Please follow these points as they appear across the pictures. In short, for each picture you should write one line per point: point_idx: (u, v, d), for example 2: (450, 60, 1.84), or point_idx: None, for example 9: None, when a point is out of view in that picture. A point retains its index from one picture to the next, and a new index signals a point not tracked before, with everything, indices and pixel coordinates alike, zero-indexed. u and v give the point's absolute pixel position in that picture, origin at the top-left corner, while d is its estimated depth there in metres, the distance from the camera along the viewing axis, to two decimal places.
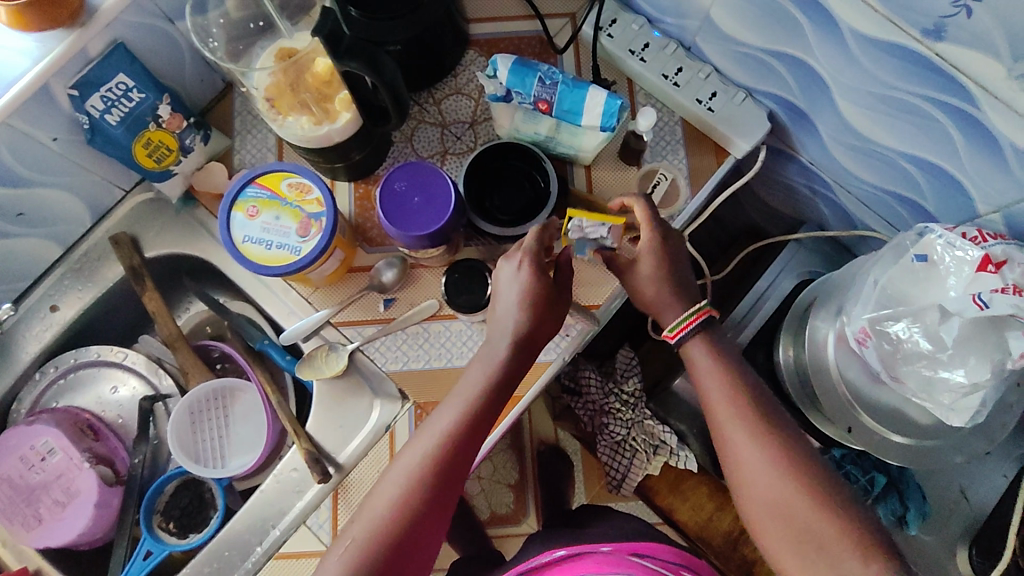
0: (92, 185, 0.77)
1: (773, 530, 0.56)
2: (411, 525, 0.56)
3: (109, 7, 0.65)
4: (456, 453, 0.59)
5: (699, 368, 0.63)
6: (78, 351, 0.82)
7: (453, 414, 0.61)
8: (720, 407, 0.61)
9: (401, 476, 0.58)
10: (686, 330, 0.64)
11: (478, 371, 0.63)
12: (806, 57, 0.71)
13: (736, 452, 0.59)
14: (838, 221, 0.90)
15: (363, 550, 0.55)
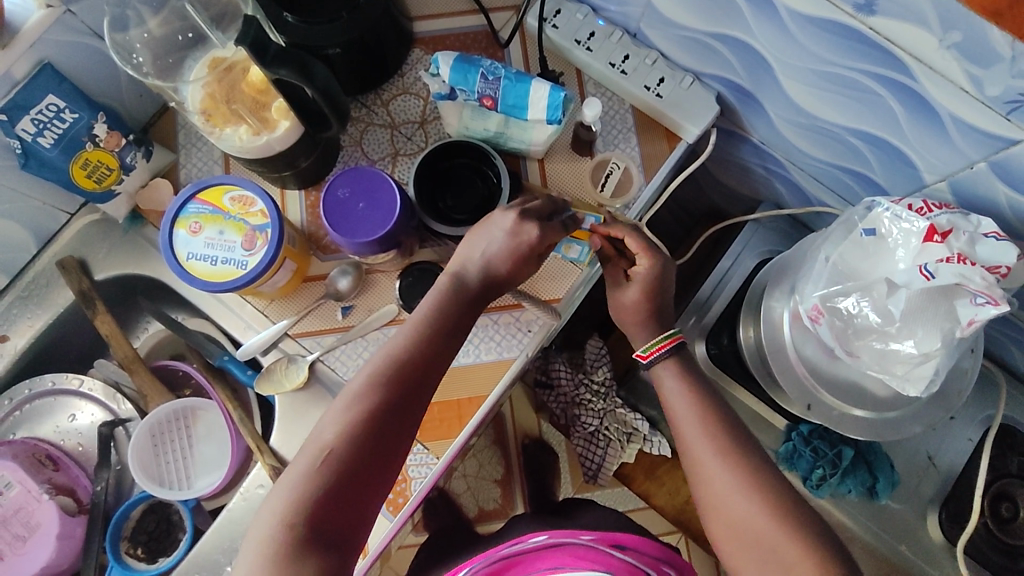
0: (34, 211, 0.76)
1: (738, 545, 0.57)
2: (367, 455, 0.54)
3: (31, 27, 0.64)
4: (412, 381, 0.58)
5: (669, 392, 0.66)
6: (33, 381, 0.80)
7: (405, 342, 0.59)
8: (691, 430, 0.63)
9: (353, 402, 0.56)
10: (658, 352, 0.67)
11: (430, 304, 0.62)
12: (747, 38, 0.70)
13: (706, 477, 0.60)
14: (793, 198, 0.90)
15: (314, 480, 0.52)
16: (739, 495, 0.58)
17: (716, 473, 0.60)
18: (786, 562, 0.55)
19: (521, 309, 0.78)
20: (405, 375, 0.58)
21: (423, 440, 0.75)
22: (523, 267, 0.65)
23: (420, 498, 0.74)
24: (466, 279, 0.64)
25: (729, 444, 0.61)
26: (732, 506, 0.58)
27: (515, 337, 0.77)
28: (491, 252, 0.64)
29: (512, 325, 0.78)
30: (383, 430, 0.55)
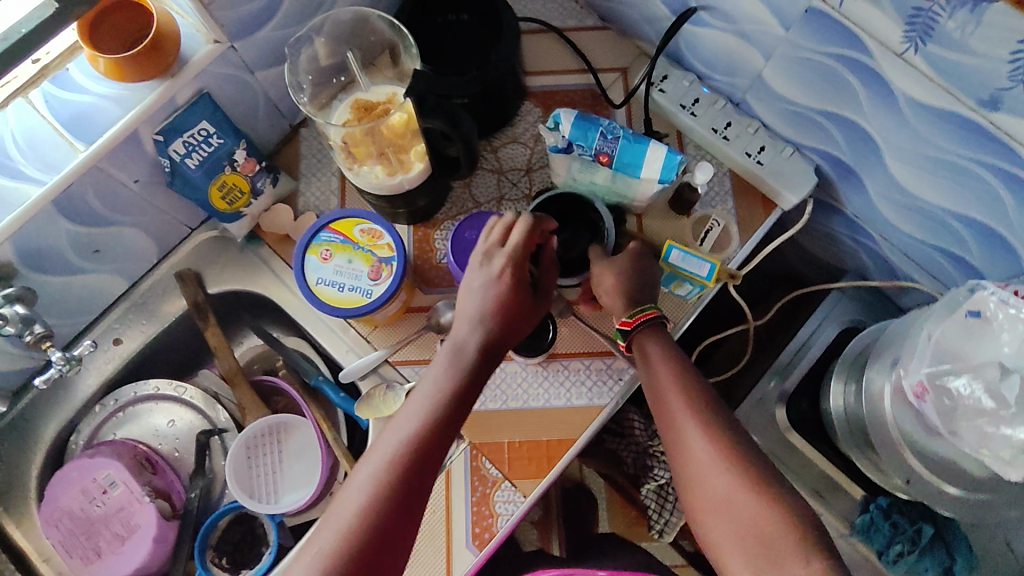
0: (163, 225, 0.80)
1: (715, 522, 0.57)
2: (374, 550, 0.53)
3: (199, 59, 0.68)
4: (423, 463, 0.56)
5: (646, 356, 0.66)
6: (138, 385, 0.84)
7: (415, 421, 0.58)
8: (665, 371, 0.64)
9: (363, 495, 0.54)
10: (641, 321, 0.68)
11: (442, 371, 0.61)
12: (858, 117, 0.74)
13: (670, 417, 0.62)
14: (879, 270, 0.92)
15: (330, 562, 0.51)
16: (692, 433, 0.60)
17: (682, 419, 0.61)
18: (768, 541, 0.54)
19: (612, 357, 0.81)
20: (417, 458, 0.56)
21: (513, 477, 0.77)
22: (514, 317, 0.64)
23: (505, 535, 0.76)
24: (470, 344, 0.62)
25: (692, 394, 0.62)
26: (692, 449, 0.60)
27: (607, 383, 0.80)
28: (483, 303, 0.63)
29: (603, 372, 0.80)
30: (389, 521, 0.54)
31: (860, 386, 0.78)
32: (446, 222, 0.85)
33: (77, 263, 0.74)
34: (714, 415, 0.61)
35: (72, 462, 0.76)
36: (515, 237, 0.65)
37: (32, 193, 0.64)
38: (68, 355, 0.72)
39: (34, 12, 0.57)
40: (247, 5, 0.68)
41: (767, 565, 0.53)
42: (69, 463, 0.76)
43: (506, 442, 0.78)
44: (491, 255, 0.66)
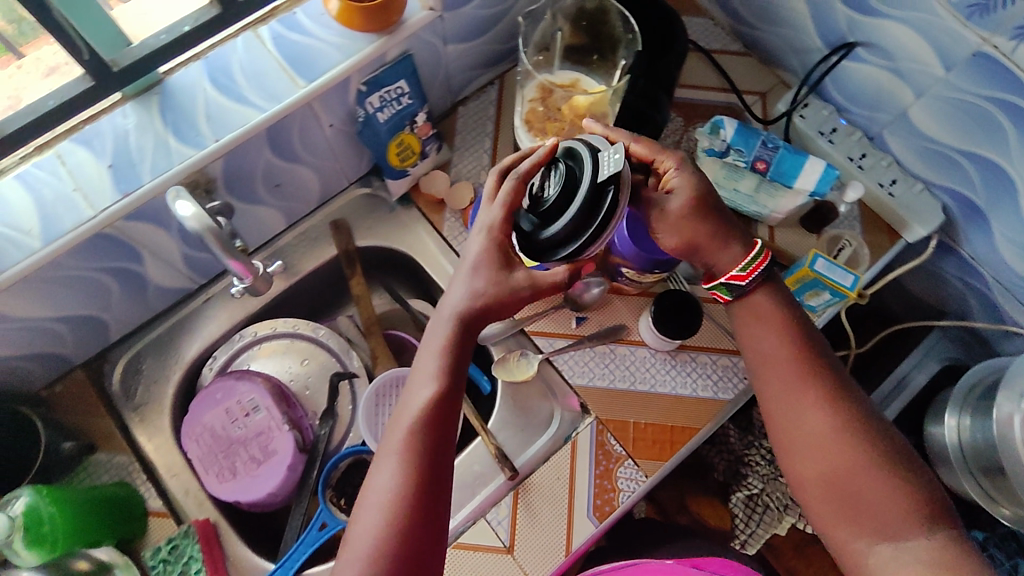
0: (332, 172, 0.84)
1: (825, 490, 0.64)
2: (416, 532, 0.57)
3: (415, 21, 0.74)
4: (431, 458, 0.60)
5: (763, 311, 0.71)
6: (276, 322, 0.87)
7: (411, 421, 0.61)
8: (772, 337, 0.70)
9: (388, 491, 0.58)
10: (756, 270, 0.69)
11: (428, 364, 0.63)
12: (999, 160, 0.79)
13: (786, 389, 0.68)
14: (982, 313, 0.96)
15: (380, 556, 0.55)
16: (812, 410, 0.66)
17: (805, 398, 0.67)
18: (878, 514, 0.62)
19: (739, 356, 0.83)
20: (423, 457, 0.59)
21: (637, 456, 0.78)
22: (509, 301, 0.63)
23: (624, 510, 0.77)
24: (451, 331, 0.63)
25: (808, 365, 0.68)
26: (811, 421, 0.66)
27: (733, 380, 0.82)
28: (468, 294, 0.63)
29: (729, 369, 0.83)
30: (419, 518, 0.57)
31: (983, 415, 0.82)
32: None
33: (260, 193, 0.78)
34: (831, 386, 0.67)
35: (217, 382, 0.78)
36: (500, 199, 0.63)
37: (253, 117, 0.68)
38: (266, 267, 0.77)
39: None
40: None
41: (875, 529, 0.61)
42: (214, 383, 0.78)
43: (631, 422, 0.80)
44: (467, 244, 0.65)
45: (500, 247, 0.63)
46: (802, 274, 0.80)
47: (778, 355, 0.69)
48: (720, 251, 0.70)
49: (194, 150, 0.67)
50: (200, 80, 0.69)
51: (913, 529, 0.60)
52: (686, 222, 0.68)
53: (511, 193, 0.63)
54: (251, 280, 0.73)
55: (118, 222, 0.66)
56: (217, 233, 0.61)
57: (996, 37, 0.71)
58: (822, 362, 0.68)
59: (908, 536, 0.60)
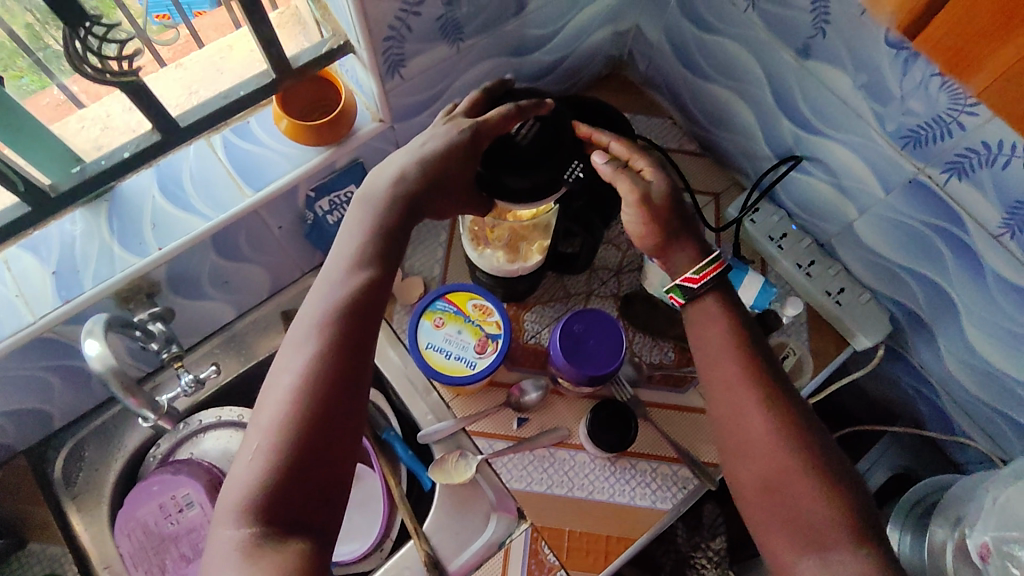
0: (284, 265, 0.87)
1: (762, 499, 0.57)
2: (312, 442, 0.51)
3: (365, 132, 0.76)
4: (355, 331, 0.56)
5: (709, 310, 0.65)
6: (222, 410, 0.88)
7: (332, 302, 0.57)
8: (717, 330, 0.64)
9: (285, 393, 0.52)
10: (708, 275, 0.65)
11: (352, 250, 0.60)
12: (940, 279, 0.79)
13: (727, 383, 0.62)
14: (935, 421, 0.95)
15: (270, 461, 0.50)
16: (750, 407, 0.60)
17: (742, 397, 0.61)
18: (811, 524, 0.55)
19: (679, 464, 0.83)
20: (343, 338, 0.55)
21: (569, 566, 0.78)
22: (435, 175, 0.63)
23: None
24: (390, 190, 0.62)
25: (748, 365, 0.62)
26: (748, 420, 0.60)
27: (670, 489, 0.82)
28: (411, 162, 0.63)
29: (669, 477, 0.82)
30: (334, 395, 0.53)
31: (924, 535, 0.80)
32: (537, 304, 0.90)
33: (208, 289, 0.80)
34: (776, 390, 0.61)
35: (152, 476, 0.79)
36: (493, 117, 0.65)
37: (198, 226, 0.70)
38: (197, 377, 0.78)
39: (254, 77, 0.69)
40: (415, 95, 0.77)
41: (807, 542, 0.54)
42: (149, 478, 0.79)
43: (567, 529, 0.79)
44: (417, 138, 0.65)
45: (436, 176, 0.63)
46: None
47: (722, 349, 0.63)
48: (678, 249, 0.67)
49: (137, 258, 0.68)
50: (150, 187, 0.72)
51: (839, 543, 0.54)
52: (656, 217, 0.66)
53: (502, 120, 0.65)
54: (159, 416, 0.72)
55: (58, 325, 0.67)
56: (123, 377, 0.62)
57: (930, 168, 0.71)
58: (771, 373, 0.62)
59: (839, 555, 0.53)
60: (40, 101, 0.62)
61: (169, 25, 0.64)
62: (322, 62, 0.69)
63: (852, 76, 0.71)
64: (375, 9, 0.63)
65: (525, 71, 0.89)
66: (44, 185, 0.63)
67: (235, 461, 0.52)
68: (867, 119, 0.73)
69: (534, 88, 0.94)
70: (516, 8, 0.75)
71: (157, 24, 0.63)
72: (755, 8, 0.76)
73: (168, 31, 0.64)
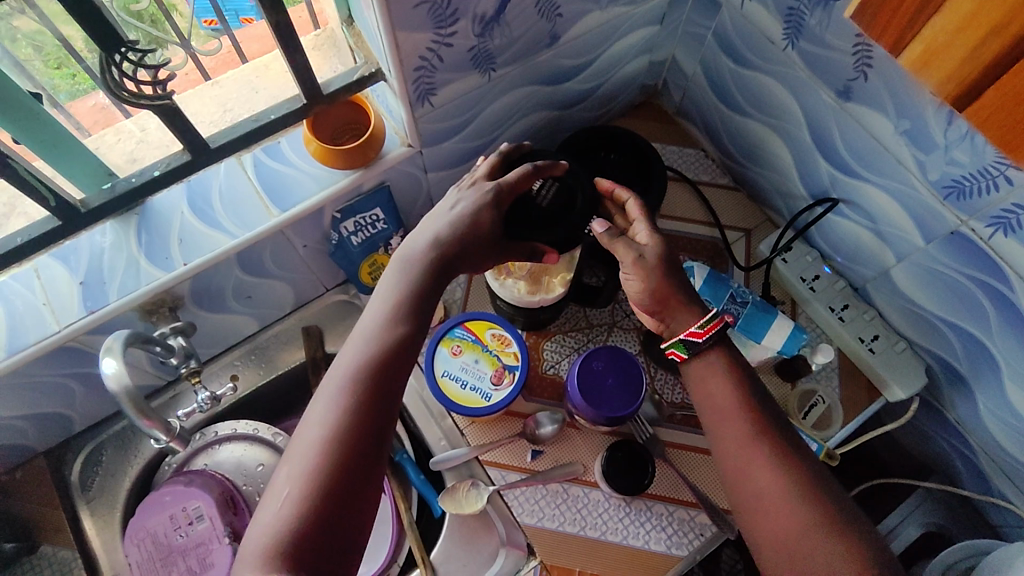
0: (306, 282, 0.87)
1: (779, 561, 0.54)
2: (338, 494, 0.51)
3: (394, 155, 0.77)
4: (383, 388, 0.56)
5: (711, 371, 0.63)
6: (237, 423, 0.88)
7: (363, 354, 0.57)
8: (725, 388, 0.62)
9: (315, 442, 0.52)
10: (713, 330, 0.63)
11: (386, 305, 0.60)
12: (982, 336, 0.76)
13: (734, 444, 0.60)
14: (972, 481, 0.90)
15: (296, 509, 0.49)
16: (758, 470, 0.58)
17: (748, 456, 0.58)
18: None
19: (697, 510, 0.80)
20: (371, 394, 0.55)
21: None
22: (466, 236, 0.64)
23: None
24: (426, 252, 0.63)
25: (756, 423, 0.60)
26: (756, 473, 0.58)
27: (687, 535, 0.79)
28: (448, 222, 0.64)
29: (685, 522, 0.79)
30: (358, 452, 0.52)
31: None
32: (558, 334, 0.89)
33: (231, 303, 0.81)
34: (787, 447, 0.58)
35: (168, 485, 0.79)
36: (512, 177, 0.67)
37: (224, 243, 0.72)
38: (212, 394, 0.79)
39: (286, 102, 0.70)
40: (445, 122, 0.78)
41: None
42: (164, 487, 0.79)
43: (577, 570, 0.77)
44: (444, 203, 0.67)
45: (468, 235, 0.64)
46: None
47: (729, 409, 0.61)
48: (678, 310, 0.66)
49: (163, 273, 0.70)
50: (180, 203, 0.74)
51: None
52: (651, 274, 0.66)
53: (524, 180, 0.67)
54: (171, 438, 0.72)
55: (82, 336, 0.69)
56: (136, 395, 0.63)
57: (974, 221, 0.68)
58: (782, 431, 0.59)
59: None
60: (81, 106, 0.64)
61: (214, 34, 0.64)
62: (353, 87, 0.70)
63: (893, 122, 0.70)
64: (408, 39, 0.64)
65: (556, 99, 0.89)
66: (75, 201, 0.64)
67: (261, 504, 0.51)
68: (908, 167, 0.71)
69: (564, 116, 0.94)
70: (550, 40, 0.76)
71: (205, 31, 0.63)
72: (792, 46, 0.76)
73: (211, 40, 0.64)
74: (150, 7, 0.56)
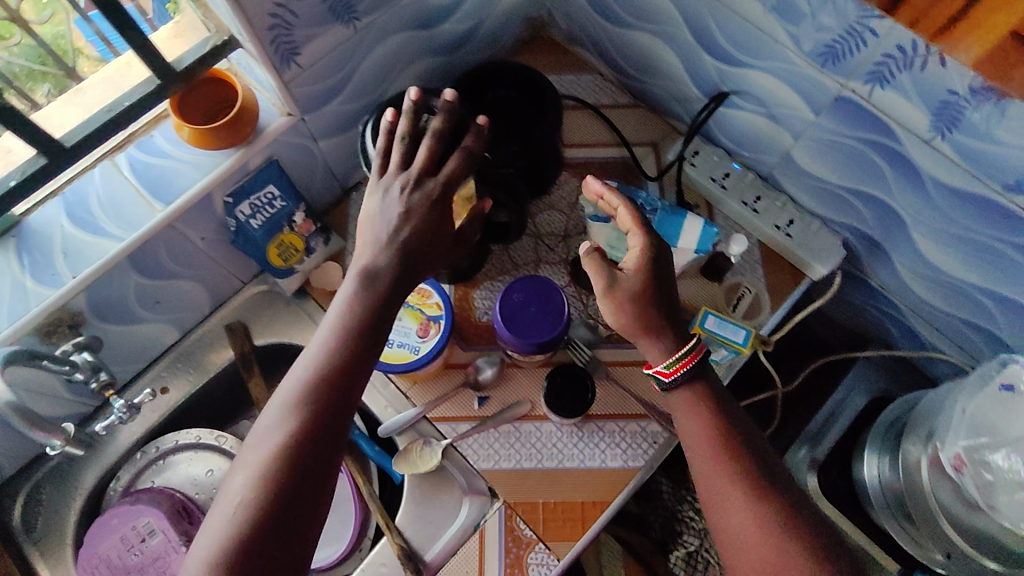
0: (218, 278, 0.84)
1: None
2: (280, 509, 0.51)
3: (273, 127, 0.74)
4: (331, 400, 0.55)
5: (687, 412, 0.64)
6: (179, 433, 0.86)
7: (314, 368, 0.56)
8: (702, 428, 0.62)
9: (263, 457, 0.52)
10: (679, 371, 0.64)
11: (337, 319, 0.58)
12: (885, 197, 0.77)
13: (713, 478, 0.60)
14: (905, 341, 0.94)
15: (236, 524, 0.50)
16: (731, 500, 0.58)
17: (727, 491, 0.59)
18: None
19: (647, 420, 0.81)
20: (320, 410, 0.54)
21: (547, 539, 0.75)
22: (415, 240, 0.62)
23: None
24: (381, 263, 0.61)
25: (733, 451, 0.60)
26: (731, 501, 0.58)
27: (641, 446, 0.80)
28: (395, 230, 0.62)
29: (638, 435, 0.80)
30: (309, 467, 0.53)
31: (896, 457, 0.80)
32: (485, 281, 0.89)
33: (138, 312, 0.78)
34: None
35: (112, 509, 0.78)
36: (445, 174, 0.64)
37: (110, 249, 0.68)
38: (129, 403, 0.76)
39: (138, 87, 0.66)
40: (321, 83, 0.75)
41: None
42: (109, 511, 0.77)
43: (540, 502, 0.77)
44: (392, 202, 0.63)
45: (420, 242, 0.62)
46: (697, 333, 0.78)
47: (703, 438, 0.62)
48: (655, 340, 0.65)
49: (51, 290, 0.67)
50: (55, 216, 0.70)
51: None
52: (623, 302, 0.65)
53: (430, 161, 0.64)
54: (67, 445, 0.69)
55: None
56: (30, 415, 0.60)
57: (852, 82, 0.69)
58: None
59: None
60: None
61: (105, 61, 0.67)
62: (208, 60, 0.67)
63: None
64: None
65: (437, 44, 0.87)
66: None
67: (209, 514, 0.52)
68: (784, 42, 0.71)
69: (450, 61, 0.92)
70: None
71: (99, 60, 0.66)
72: None
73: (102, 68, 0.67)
74: (22, 40, 0.60)
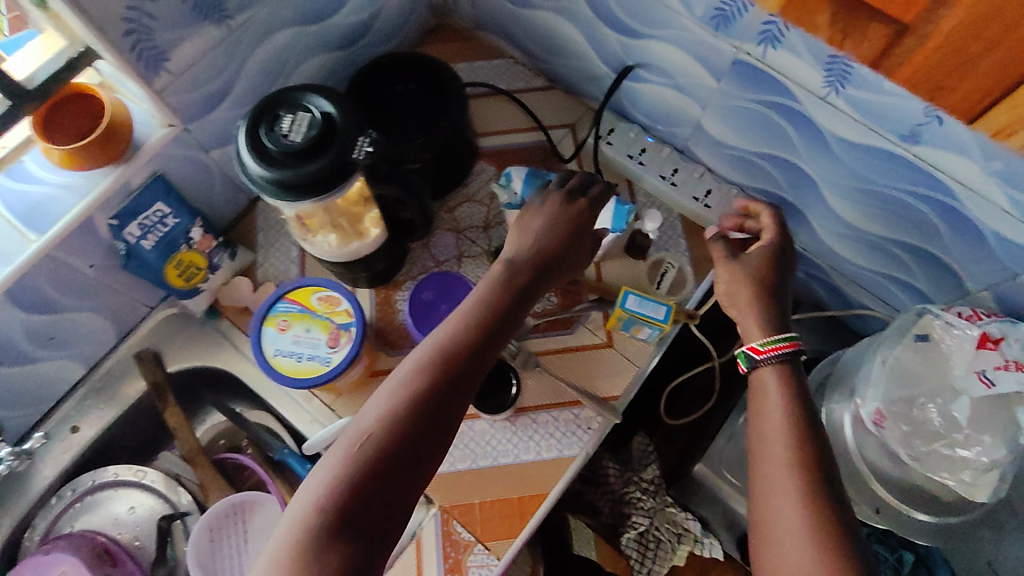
0: (119, 305, 0.80)
1: None
2: (384, 472, 0.47)
3: (153, 141, 0.70)
4: (460, 373, 0.53)
5: (766, 391, 0.58)
6: (96, 473, 0.81)
7: (443, 339, 0.54)
8: (777, 411, 0.56)
9: (368, 422, 0.49)
10: (776, 350, 0.59)
11: (477, 297, 0.58)
12: (794, 157, 0.77)
13: (771, 466, 0.53)
14: (833, 300, 0.95)
15: (333, 487, 0.46)
16: (785, 483, 0.51)
17: (779, 484, 0.51)
18: None
19: (581, 406, 0.80)
20: (437, 379, 0.52)
21: (485, 539, 0.74)
22: (579, 238, 0.67)
23: None
24: (523, 253, 0.63)
25: (803, 434, 0.54)
26: (779, 499, 0.51)
27: (576, 433, 0.78)
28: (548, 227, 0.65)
29: (572, 422, 0.79)
30: (413, 432, 0.49)
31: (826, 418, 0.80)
32: (407, 282, 0.86)
33: (29, 350, 0.73)
34: None
35: (26, 559, 0.75)
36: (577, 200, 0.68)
37: None
38: None
39: None
40: (201, 89, 0.71)
41: None
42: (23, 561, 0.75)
43: (476, 502, 0.75)
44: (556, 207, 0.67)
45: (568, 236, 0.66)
46: (618, 314, 0.78)
47: (777, 424, 0.55)
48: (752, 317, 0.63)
49: None
50: None
51: None
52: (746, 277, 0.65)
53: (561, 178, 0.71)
54: None
55: None
56: None
57: (746, 44, 0.67)
58: None
59: None
60: None
61: None
62: (64, 74, 0.62)
63: None
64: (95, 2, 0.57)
65: (331, 39, 0.83)
66: None
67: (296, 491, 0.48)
68: (676, 9, 0.69)
69: (349, 57, 0.88)
70: None
71: None
72: None
73: None
74: None
